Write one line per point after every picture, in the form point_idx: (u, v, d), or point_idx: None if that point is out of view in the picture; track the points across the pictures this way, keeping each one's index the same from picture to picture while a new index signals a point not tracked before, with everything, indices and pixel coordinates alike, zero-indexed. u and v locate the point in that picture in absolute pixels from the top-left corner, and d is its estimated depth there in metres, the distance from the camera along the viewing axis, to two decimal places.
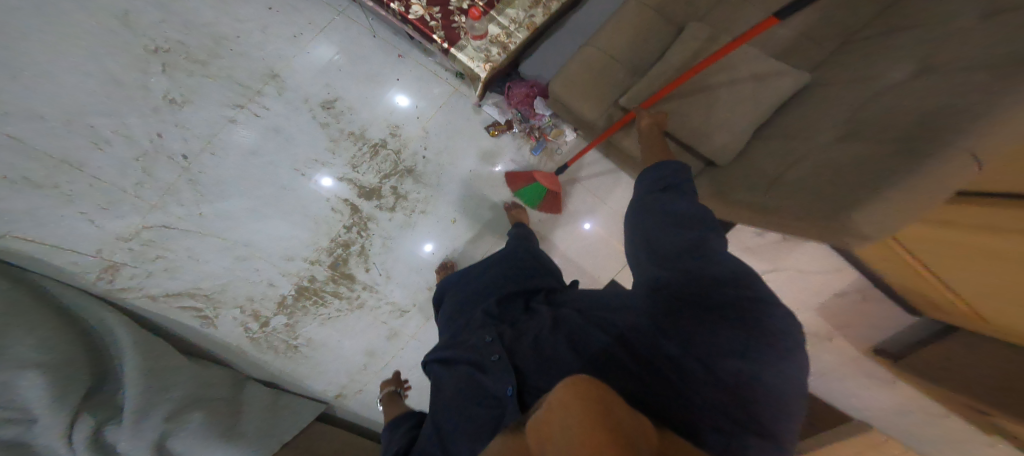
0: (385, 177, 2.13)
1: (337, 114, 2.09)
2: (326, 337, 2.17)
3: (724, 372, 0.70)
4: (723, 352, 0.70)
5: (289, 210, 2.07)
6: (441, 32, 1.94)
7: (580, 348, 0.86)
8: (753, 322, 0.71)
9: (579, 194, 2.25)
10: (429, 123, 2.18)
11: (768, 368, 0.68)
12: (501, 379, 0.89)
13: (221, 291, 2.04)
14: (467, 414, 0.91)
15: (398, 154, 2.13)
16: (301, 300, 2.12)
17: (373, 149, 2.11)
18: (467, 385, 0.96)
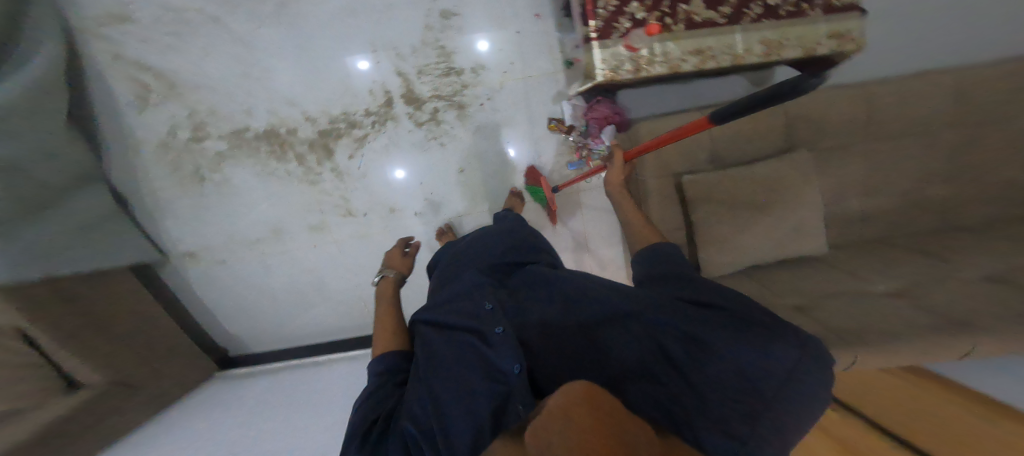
0: (437, 99, 1.63)
1: (446, 28, 1.58)
2: (246, 190, 1.73)
3: (744, 367, 0.67)
4: (739, 342, 0.68)
5: (309, 68, 1.60)
6: (598, 20, 1.30)
7: (581, 336, 0.80)
8: (753, 318, 0.72)
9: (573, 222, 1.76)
10: (514, 81, 1.64)
11: (775, 355, 0.67)
12: (505, 353, 0.76)
13: (192, 88, 1.63)
14: (460, 387, 0.73)
15: (465, 87, 1.63)
16: (262, 142, 1.68)
17: (449, 70, 1.61)
18: (463, 353, 0.79)
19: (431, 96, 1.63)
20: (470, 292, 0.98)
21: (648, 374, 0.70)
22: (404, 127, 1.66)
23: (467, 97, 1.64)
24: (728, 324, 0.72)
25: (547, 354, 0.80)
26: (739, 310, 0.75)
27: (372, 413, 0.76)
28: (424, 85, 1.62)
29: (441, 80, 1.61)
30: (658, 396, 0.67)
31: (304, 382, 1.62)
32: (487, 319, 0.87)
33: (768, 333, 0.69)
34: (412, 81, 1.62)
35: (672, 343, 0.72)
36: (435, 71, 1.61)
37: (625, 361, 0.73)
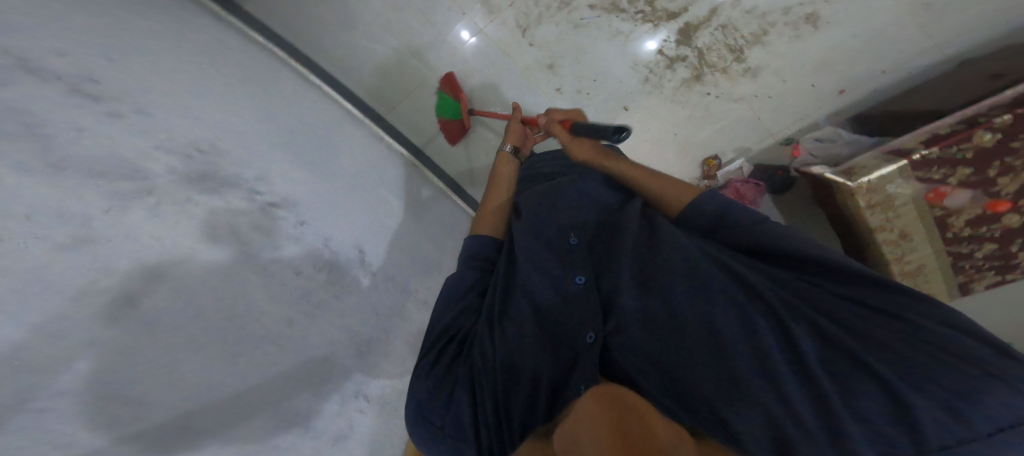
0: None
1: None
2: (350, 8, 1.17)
3: (894, 382, 0.50)
4: (910, 372, 0.52)
5: None
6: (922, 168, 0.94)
7: (670, 302, 0.67)
8: (951, 341, 0.53)
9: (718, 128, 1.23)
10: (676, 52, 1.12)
11: (984, 398, 0.47)
12: (585, 320, 0.70)
13: None
14: (528, 350, 0.71)
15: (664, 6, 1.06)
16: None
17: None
18: (536, 303, 0.77)
19: (698, 47, 1.10)
20: (567, 226, 0.87)
21: (735, 375, 0.55)
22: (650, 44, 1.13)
23: (715, 76, 1.13)
24: (899, 341, 0.55)
25: (624, 315, 0.68)
26: (929, 326, 0.55)
27: (455, 330, 0.81)
28: (707, 34, 1.07)
29: (724, 32, 1.06)
30: (752, 405, 0.52)
31: (293, 121, 0.88)
32: (572, 267, 0.78)
33: (979, 378, 0.49)
34: (709, 22, 1.06)
35: (791, 327, 0.59)
36: (745, 26, 1.04)
37: (720, 352, 0.58)
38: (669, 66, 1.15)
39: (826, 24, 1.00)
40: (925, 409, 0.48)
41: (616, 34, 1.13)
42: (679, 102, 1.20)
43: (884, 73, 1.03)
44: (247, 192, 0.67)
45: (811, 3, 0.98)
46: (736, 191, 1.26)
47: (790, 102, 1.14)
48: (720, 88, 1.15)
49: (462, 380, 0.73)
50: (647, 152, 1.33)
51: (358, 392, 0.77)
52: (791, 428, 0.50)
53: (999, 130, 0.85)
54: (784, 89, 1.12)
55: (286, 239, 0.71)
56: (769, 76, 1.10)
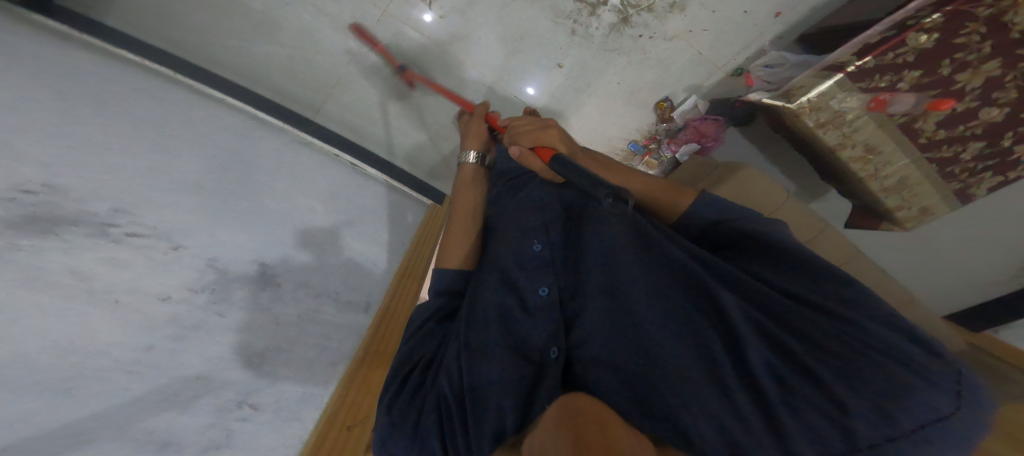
0: None
1: None
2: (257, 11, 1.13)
3: (828, 377, 0.44)
4: (847, 363, 0.45)
5: None
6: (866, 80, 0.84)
7: (631, 303, 0.63)
8: (895, 344, 0.44)
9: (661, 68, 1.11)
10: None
11: (914, 396, 0.40)
12: (546, 331, 0.68)
13: None
14: (495, 367, 0.65)
15: None
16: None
17: None
18: (501, 324, 0.71)
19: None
20: (529, 228, 0.82)
21: (689, 378, 0.51)
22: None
23: (642, 17, 1.02)
24: (846, 333, 0.47)
25: (584, 325, 0.65)
26: (868, 322, 0.47)
27: (418, 356, 0.76)
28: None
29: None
30: (702, 408, 0.47)
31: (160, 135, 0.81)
32: (535, 276, 0.74)
33: (919, 376, 0.42)
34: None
35: (732, 325, 0.52)
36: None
37: (671, 354, 0.55)
38: (591, 13, 1.03)
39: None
40: (856, 399, 0.42)
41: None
42: (613, 49, 1.09)
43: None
44: (96, 228, 0.63)
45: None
46: (695, 131, 1.15)
47: (728, 33, 1.05)
48: (651, 28, 1.04)
49: (430, 403, 0.67)
50: (596, 106, 1.21)
51: (242, 401, 0.73)
52: (738, 431, 0.44)
53: (934, 30, 0.73)
54: (718, 20, 1.02)
55: (154, 268, 0.68)
56: (697, 8, 1.00)
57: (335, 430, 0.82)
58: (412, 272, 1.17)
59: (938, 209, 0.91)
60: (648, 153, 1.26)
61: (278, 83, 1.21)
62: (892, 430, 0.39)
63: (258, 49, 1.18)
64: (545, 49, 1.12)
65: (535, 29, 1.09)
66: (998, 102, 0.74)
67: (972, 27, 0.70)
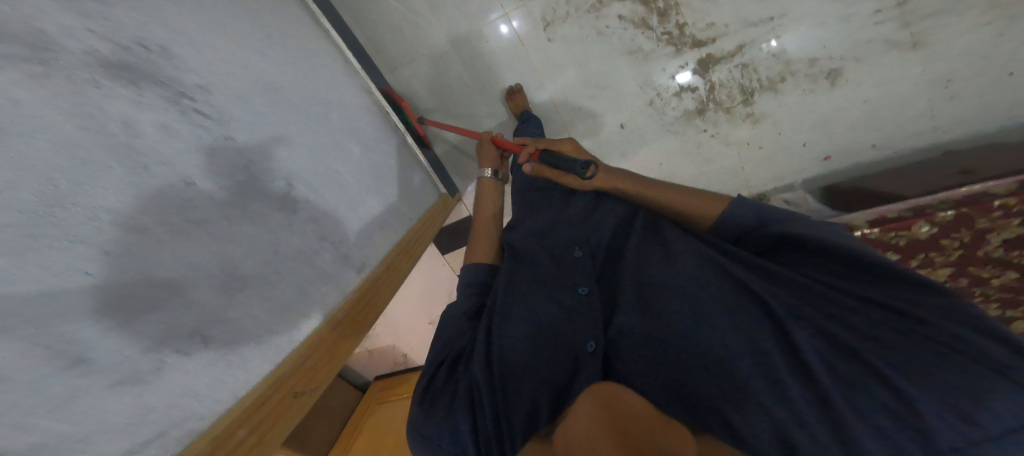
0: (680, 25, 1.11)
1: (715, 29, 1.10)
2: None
3: (895, 373, 0.49)
4: (919, 363, 0.49)
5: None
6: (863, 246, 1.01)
7: (675, 305, 0.63)
8: (956, 337, 0.50)
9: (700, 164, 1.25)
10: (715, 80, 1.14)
11: (997, 392, 0.45)
12: (582, 329, 0.66)
13: None
14: (526, 363, 0.66)
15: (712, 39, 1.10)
16: None
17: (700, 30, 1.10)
18: (532, 316, 0.72)
19: (712, 81, 1.14)
20: (564, 235, 0.83)
21: (746, 382, 0.53)
22: (664, 68, 1.15)
23: (717, 114, 1.18)
24: (927, 342, 0.51)
25: (625, 318, 0.65)
26: (947, 327, 0.51)
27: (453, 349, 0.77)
28: (725, 69, 1.13)
29: (745, 72, 1.12)
30: (758, 411, 0.51)
31: (262, 46, 0.80)
32: (574, 275, 0.74)
33: (990, 373, 0.47)
34: (733, 58, 1.12)
35: (791, 332, 0.55)
36: (766, 68, 1.11)
37: (724, 354, 0.56)
38: (676, 93, 1.17)
39: (845, 83, 1.10)
40: (934, 412, 0.46)
41: (636, 50, 1.15)
42: (674, 132, 1.22)
43: (874, 146, 1.13)
44: (171, 92, 0.54)
45: (839, 61, 1.08)
46: None
47: (780, 159, 1.20)
48: (719, 127, 1.20)
49: (461, 392, 0.67)
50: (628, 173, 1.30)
51: (197, 331, 0.51)
52: (794, 429, 0.49)
53: (939, 224, 0.90)
54: (776, 143, 1.19)
55: (199, 148, 0.56)
56: (768, 125, 1.17)
57: (279, 393, 0.62)
58: (410, 251, 1.09)
59: None
60: None
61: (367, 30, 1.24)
62: (987, 435, 0.43)
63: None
64: (617, 108, 1.22)
65: (620, 86, 1.20)
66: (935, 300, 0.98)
67: (962, 233, 0.89)
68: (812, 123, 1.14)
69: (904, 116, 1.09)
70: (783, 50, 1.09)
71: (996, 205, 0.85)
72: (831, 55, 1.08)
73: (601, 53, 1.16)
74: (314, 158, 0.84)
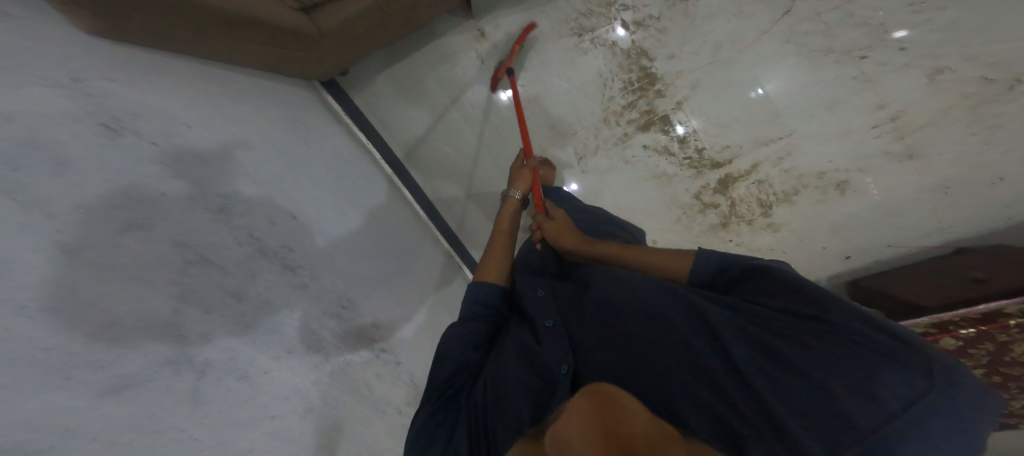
0: (690, 151, 1.27)
1: (722, 152, 1.26)
2: (443, 120, 1.42)
3: (820, 376, 0.45)
4: (832, 360, 0.45)
5: (598, 101, 1.29)
6: None
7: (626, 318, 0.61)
8: (863, 333, 0.45)
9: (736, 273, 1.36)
10: (734, 192, 1.28)
11: (881, 376, 0.43)
12: (555, 350, 0.63)
13: (507, 15, 1.31)
14: (510, 384, 0.62)
15: (722, 161, 1.26)
16: (510, 108, 1.36)
17: (708, 156, 1.27)
18: (512, 346, 0.69)
19: (732, 197, 1.28)
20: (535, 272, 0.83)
21: (688, 386, 0.52)
22: (688, 187, 1.30)
23: (740, 225, 1.29)
24: (826, 339, 0.47)
25: (588, 342, 0.63)
26: (840, 318, 0.47)
27: (456, 380, 0.69)
28: (743, 185, 1.27)
29: (760, 187, 1.26)
30: (695, 405, 0.51)
31: (337, 215, 1.03)
32: (541, 310, 0.72)
33: (877, 351, 0.44)
34: (748, 175, 1.26)
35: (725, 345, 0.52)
36: (781, 184, 1.24)
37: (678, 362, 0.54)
38: (701, 210, 1.31)
39: (853, 193, 1.18)
40: (846, 398, 0.43)
41: (661, 173, 1.30)
42: (703, 243, 1.33)
43: (891, 246, 1.18)
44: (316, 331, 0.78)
45: (846, 172, 1.17)
46: None
47: (805, 260, 1.29)
48: (743, 237, 1.30)
49: (462, 420, 0.64)
50: None
51: None
52: (738, 425, 0.47)
53: (961, 336, 0.95)
54: (796, 246, 1.28)
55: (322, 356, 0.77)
56: (788, 233, 1.28)
57: None
58: None
59: None
60: None
61: (430, 176, 1.47)
62: (887, 416, 0.41)
63: (429, 139, 1.45)
64: (651, 223, 1.35)
65: (651, 205, 1.34)
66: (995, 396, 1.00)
67: (989, 343, 0.94)
68: (826, 228, 1.23)
69: (915, 220, 1.13)
70: (792, 167, 1.21)
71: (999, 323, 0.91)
72: (839, 167, 1.17)
73: (630, 178, 1.33)
74: (407, 310, 1.08)
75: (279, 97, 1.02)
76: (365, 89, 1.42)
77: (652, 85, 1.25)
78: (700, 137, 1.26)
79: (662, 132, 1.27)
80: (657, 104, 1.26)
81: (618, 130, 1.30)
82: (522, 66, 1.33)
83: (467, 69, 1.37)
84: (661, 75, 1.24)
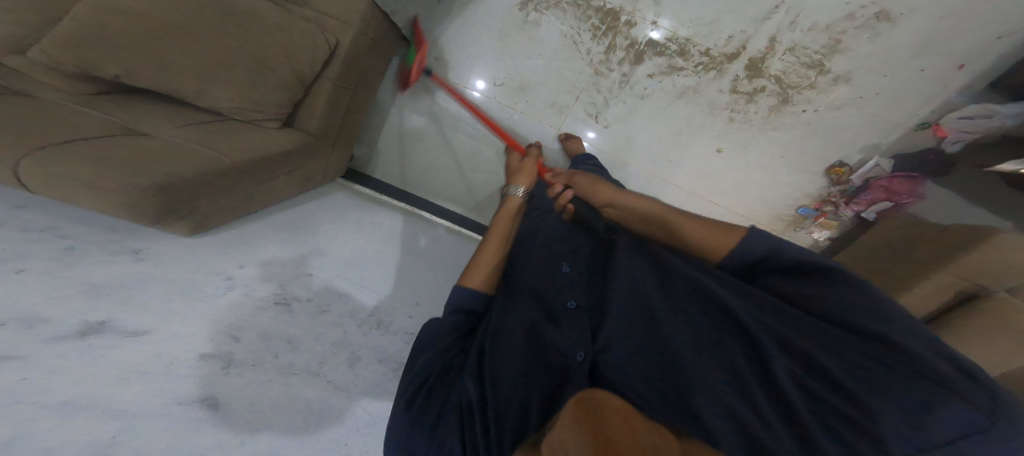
0: (699, 55, 1.10)
1: (729, 42, 1.07)
2: (461, 149, 1.26)
3: (852, 388, 0.42)
4: (878, 380, 0.42)
5: (578, 56, 1.16)
6: None
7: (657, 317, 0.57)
8: (935, 367, 0.40)
9: (832, 140, 1.08)
10: (769, 72, 1.06)
11: (939, 412, 0.38)
12: (571, 337, 0.59)
13: (443, 27, 1.17)
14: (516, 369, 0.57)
15: (737, 49, 1.07)
16: (506, 106, 1.23)
17: (712, 58, 1.09)
18: (523, 329, 0.62)
19: (773, 74, 1.06)
20: (558, 249, 0.74)
21: (712, 388, 0.48)
22: (719, 88, 1.11)
23: (804, 93, 1.05)
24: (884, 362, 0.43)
25: (611, 329, 0.58)
26: (904, 342, 0.42)
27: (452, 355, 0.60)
28: (777, 60, 1.04)
29: (796, 54, 1.02)
30: (717, 406, 0.46)
31: (387, 276, 0.88)
32: (561, 289, 0.66)
33: (939, 384, 0.40)
34: (774, 50, 1.04)
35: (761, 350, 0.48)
36: (813, 42, 1.00)
37: (695, 360, 0.51)
38: (749, 101, 1.10)
39: (902, 16, 0.93)
40: (886, 416, 0.39)
41: (682, 90, 1.14)
42: (772, 130, 1.11)
43: (1001, 38, 0.90)
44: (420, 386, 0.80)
45: (875, 3, 0.94)
46: (885, 189, 1.05)
47: (907, 92, 0.99)
48: (816, 102, 1.05)
49: (453, 405, 0.55)
50: (759, 179, 1.18)
51: None
52: (756, 427, 0.43)
53: None
54: (892, 83, 0.99)
55: None
56: (866, 77, 1.00)
57: None
58: None
59: None
60: (824, 214, 1.15)
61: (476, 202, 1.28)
62: (931, 443, 0.37)
63: (458, 171, 1.27)
64: (702, 138, 1.18)
65: (687, 125, 1.18)
66: None
67: None
68: (914, 48, 0.95)
69: None
70: (815, 21, 0.99)
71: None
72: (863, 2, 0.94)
73: (655, 107, 1.18)
74: None
75: (322, 208, 0.95)
76: (380, 163, 1.27)
77: (618, 19, 1.11)
78: (697, 40, 1.09)
79: (658, 55, 1.13)
80: (636, 33, 1.12)
81: (615, 74, 1.17)
82: (488, 62, 1.19)
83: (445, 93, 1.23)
84: (619, 8, 1.11)
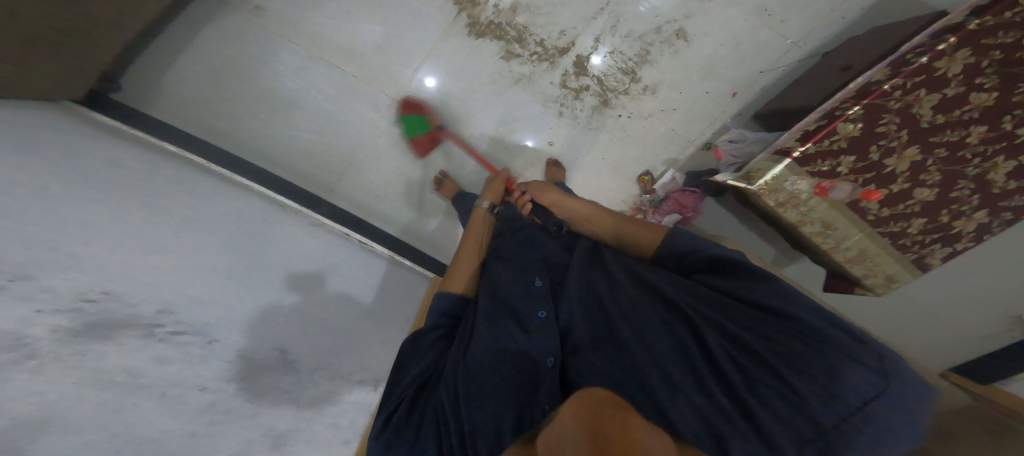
0: (534, 43, 1.12)
1: (561, 37, 1.10)
2: (282, 104, 1.12)
3: (770, 357, 0.40)
4: (805, 362, 0.38)
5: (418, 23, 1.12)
6: (817, 156, 0.79)
7: (608, 306, 0.53)
8: (822, 329, 0.39)
9: (641, 146, 1.17)
10: (594, 69, 1.12)
11: (844, 379, 0.36)
12: (538, 340, 0.53)
13: None
14: (483, 379, 0.51)
15: (568, 43, 1.11)
16: (341, 66, 1.12)
17: (546, 49, 1.12)
18: (489, 337, 0.55)
19: (596, 74, 1.12)
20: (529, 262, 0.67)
21: (671, 377, 0.42)
22: (551, 80, 1.14)
23: (620, 98, 1.13)
24: (808, 337, 0.40)
25: (576, 331, 0.52)
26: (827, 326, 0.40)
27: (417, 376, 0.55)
28: (599, 61, 1.11)
29: (615, 58, 1.10)
30: (683, 399, 0.40)
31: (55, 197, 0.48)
32: (523, 302, 0.60)
33: (833, 351, 0.38)
34: (597, 50, 1.10)
35: (699, 326, 0.45)
36: (628, 49, 1.09)
37: (648, 355, 0.45)
38: (575, 97, 1.14)
39: (694, 38, 1.07)
40: (806, 386, 0.37)
41: (517, 78, 1.15)
42: (595, 129, 1.16)
43: (762, 73, 1.08)
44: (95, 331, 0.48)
45: (676, 21, 1.06)
46: (675, 201, 1.10)
47: (696, 112, 1.13)
48: (629, 108, 1.14)
49: (428, 419, 0.50)
50: (582, 179, 1.20)
51: None
52: (718, 421, 0.38)
53: (858, 119, 0.72)
54: (685, 100, 1.12)
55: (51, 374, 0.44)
56: (668, 91, 1.12)
57: None
58: None
59: (903, 279, 0.86)
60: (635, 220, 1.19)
61: (290, 165, 1.14)
62: (846, 411, 0.35)
63: (274, 128, 1.12)
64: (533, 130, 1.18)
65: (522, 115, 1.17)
66: (928, 182, 0.73)
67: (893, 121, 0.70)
68: (700, 71, 1.10)
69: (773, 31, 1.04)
70: (630, 31, 1.08)
71: (886, 88, 0.68)
72: (668, 18, 1.05)
73: (491, 91, 1.16)
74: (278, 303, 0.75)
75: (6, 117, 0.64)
76: (178, 105, 1.08)
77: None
78: (533, 30, 1.11)
79: (496, 38, 1.12)
80: (477, 13, 1.11)
81: (454, 52, 1.14)
82: (321, 14, 1.09)
83: (264, 40, 1.09)
84: None
